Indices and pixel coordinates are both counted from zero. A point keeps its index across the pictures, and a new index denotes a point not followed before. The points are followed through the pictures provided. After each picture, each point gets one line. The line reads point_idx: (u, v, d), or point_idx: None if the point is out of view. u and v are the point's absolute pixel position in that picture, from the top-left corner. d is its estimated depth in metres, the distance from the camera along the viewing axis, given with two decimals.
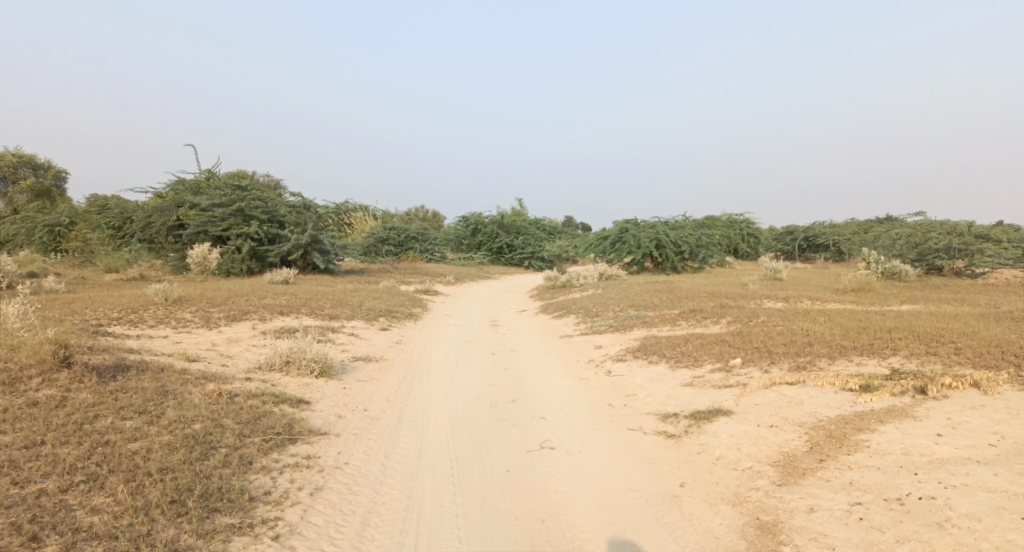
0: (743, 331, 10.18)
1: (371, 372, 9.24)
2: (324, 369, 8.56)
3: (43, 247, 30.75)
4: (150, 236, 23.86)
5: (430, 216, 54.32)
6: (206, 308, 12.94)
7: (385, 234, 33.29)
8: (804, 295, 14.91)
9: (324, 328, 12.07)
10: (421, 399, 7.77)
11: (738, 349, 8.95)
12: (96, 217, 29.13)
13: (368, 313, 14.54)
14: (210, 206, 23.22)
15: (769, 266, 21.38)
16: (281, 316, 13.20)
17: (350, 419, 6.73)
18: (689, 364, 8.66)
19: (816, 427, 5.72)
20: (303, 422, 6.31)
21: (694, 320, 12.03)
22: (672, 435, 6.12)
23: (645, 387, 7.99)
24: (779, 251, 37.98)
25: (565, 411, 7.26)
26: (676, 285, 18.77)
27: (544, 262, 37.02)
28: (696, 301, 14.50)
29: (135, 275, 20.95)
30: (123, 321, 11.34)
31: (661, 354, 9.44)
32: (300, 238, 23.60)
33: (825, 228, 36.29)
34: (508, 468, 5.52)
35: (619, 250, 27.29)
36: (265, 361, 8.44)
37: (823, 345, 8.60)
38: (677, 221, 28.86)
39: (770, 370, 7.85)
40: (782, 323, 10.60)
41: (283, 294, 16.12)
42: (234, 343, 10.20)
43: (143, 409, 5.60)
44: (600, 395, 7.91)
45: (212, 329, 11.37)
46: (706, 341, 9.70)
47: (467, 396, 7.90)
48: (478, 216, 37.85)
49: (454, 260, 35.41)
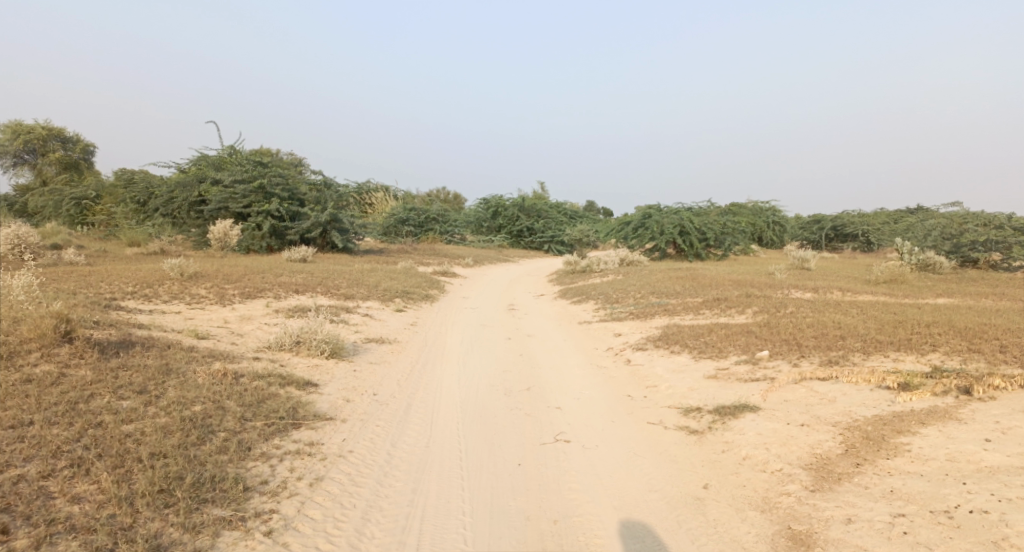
0: (770, 322, 9.74)
1: (383, 355, 9.01)
2: (335, 350, 8.33)
3: (70, 219, 31.11)
4: (172, 210, 23.86)
5: (451, 197, 54.12)
6: (221, 284, 12.82)
7: (405, 215, 33.13)
8: (834, 286, 14.36)
9: (339, 308, 11.87)
10: (434, 385, 7.51)
11: (765, 341, 8.54)
12: (120, 192, 29.33)
13: (384, 294, 14.32)
14: (232, 182, 23.15)
15: (796, 255, 20.76)
16: (297, 294, 13.04)
17: (358, 404, 6.49)
18: (713, 355, 8.28)
19: (851, 428, 5.33)
20: (308, 405, 6.07)
21: (718, 309, 11.61)
22: (694, 431, 5.77)
23: (666, 378, 7.64)
24: (806, 240, 37.10)
25: (582, 401, 6.95)
26: (700, 273, 18.30)
27: (565, 246, 36.64)
28: (720, 290, 14.05)
29: (156, 250, 21.01)
30: (137, 296, 11.24)
31: (683, 344, 9.06)
32: (320, 216, 23.48)
33: (854, 218, 35.32)
34: (520, 463, 5.24)
35: (641, 236, 26.82)
36: (274, 341, 8.24)
37: (857, 339, 8.15)
38: (702, 207, 28.22)
39: (799, 364, 7.45)
40: (812, 314, 10.14)
41: (300, 272, 15.98)
42: (246, 321, 10.03)
43: (142, 388, 5.41)
44: (619, 386, 7.58)
45: (225, 306, 11.23)
46: (732, 332, 9.29)
47: (481, 383, 7.63)
48: (499, 198, 37.44)
49: (474, 242, 35.16)
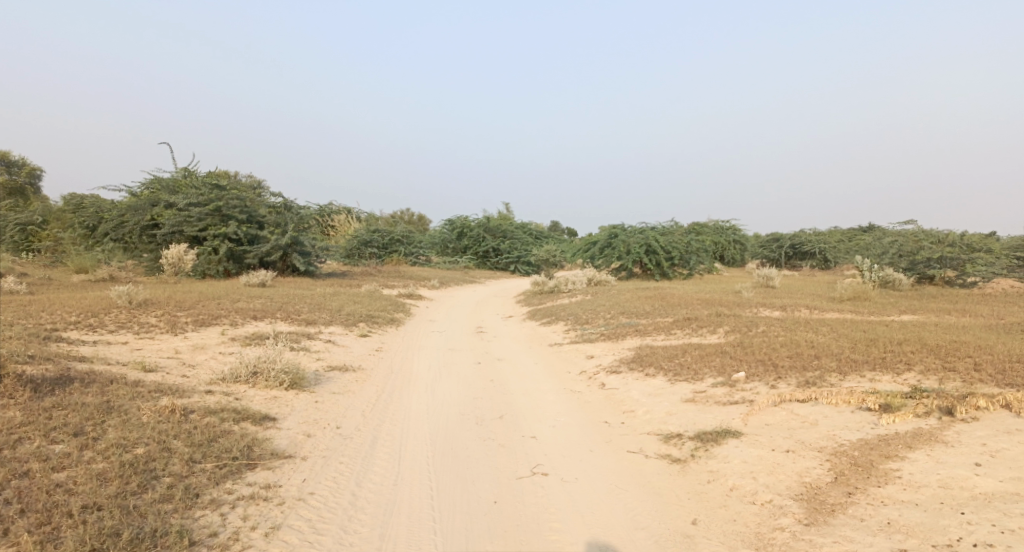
0: (743, 341, 9.63)
1: (347, 384, 8.56)
2: (295, 381, 7.87)
3: (15, 246, 29.70)
4: (123, 235, 22.88)
5: (416, 219, 53.70)
6: (174, 312, 12.18)
7: (369, 236, 32.57)
8: (800, 304, 14.43)
9: (299, 335, 11.36)
10: (401, 415, 7.12)
11: (740, 361, 8.39)
12: (68, 216, 28.13)
13: (347, 318, 13.83)
14: (187, 205, 22.39)
15: (761, 273, 20.95)
16: (255, 321, 12.48)
17: (319, 439, 6.06)
18: (689, 378, 8.09)
19: (838, 453, 5.14)
20: (265, 443, 5.63)
21: (689, 329, 11.48)
22: (677, 460, 5.52)
23: (643, 402, 7.41)
24: (766, 258, 37.72)
25: (557, 429, 6.66)
26: (668, 292, 18.26)
27: (531, 266, 36.54)
28: (689, 309, 13.98)
29: (105, 277, 20.06)
30: (81, 326, 10.56)
31: (658, 366, 8.86)
32: (280, 239, 22.82)
33: (812, 236, 36.09)
34: (496, 500, 4.90)
35: (607, 255, 26.89)
36: (230, 373, 7.74)
37: (831, 358, 8.05)
38: (667, 227, 28.42)
39: (777, 386, 7.30)
40: (783, 333, 10.07)
41: (258, 297, 15.37)
42: (199, 351, 9.48)
43: (78, 430, 4.92)
44: (595, 412, 7.30)
45: (177, 335, 10.62)
46: (706, 353, 9.13)
47: (451, 412, 7.26)
48: (464, 219, 37.19)
49: (439, 263, 34.78)
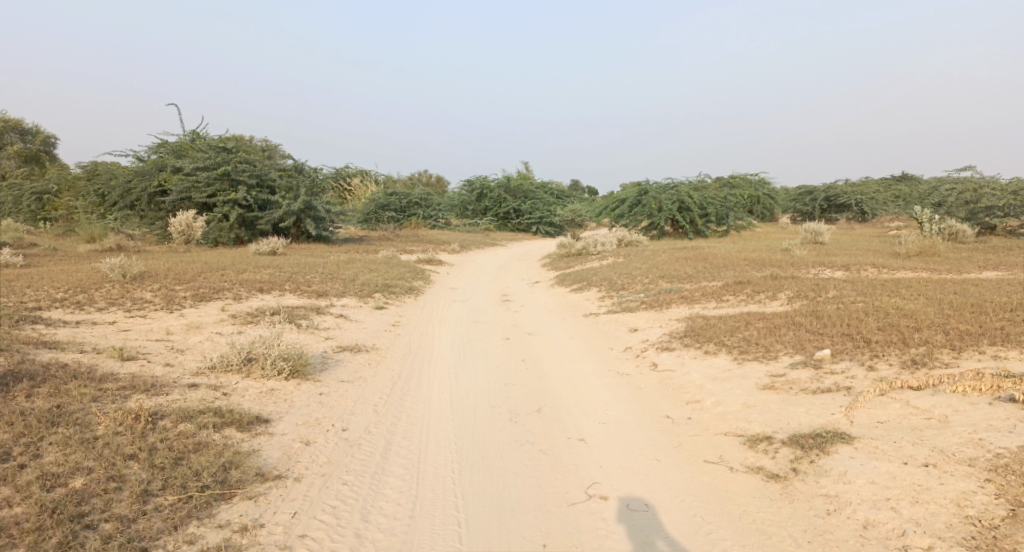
0: (815, 309, 8.30)
1: (358, 368, 7.42)
2: (296, 369, 6.72)
3: (31, 216, 29.02)
4: (130, 202, 21.80)
5: (434, 180, 52.17)
6: (172, 286, 11.10)
7: (386, 200, 31.26)
8: (862, 262, 12.94)
9: (307, 309, 10.23)
10: (421, 410, 5.99)
11: (819, 336, 7.09)
12: (80, 185, 27.26)
13: (362, 288, 12.69)
14: (194, 170, 21.22)
15: (807, 227, 19.32)
16: (261, 294, 11.39)
17: (319, 449, 4.91)
18: (761, 358, 6.80)
19: (1000, 469, 3.85)
20: (251, 457, 4.48)
21: (744, 294, 10.16)
22: (775, 478, 4.26)
23: (710, 390, 6.15)
24: (799, 211, 35.81)
25: (609, 428, 5.45)
26: (708, 251, 16.82)
27: (554, 227, 35.17)
28: (739, 271, 12.56)
29: (112, 247, 19.10)
30: (67, 304, 9.53)
31: (719, 341, 7.59)
32: (292, 205, 21.67)
33: (849, 188, 33.97)
34: (544, 542, 3.70)
35: (636, 214, 25.44)
36: (220, 361, 6.60)
37: (935, 331, 6.69)
38: (700, 181, 26.70)
39: (876, 369, 5.99)
40: (860, 298, 8.70)
41: (266, 266, 14.28)
42: (193, 331, 8.40)
43: (1, 454, 3.80)
44: (650, 403, 6.07)
45: (173, 312, 9.55)
46: (774, 323, 7.83)
47: (480, 405, 6.10)
48: (483, 180, 35.70)
49: (459, 226, 33.65)
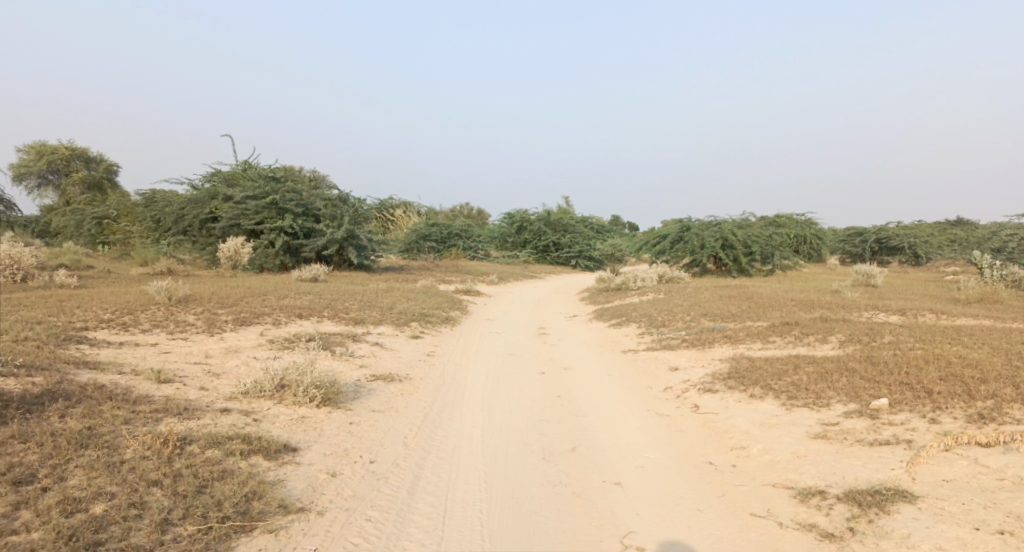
0: (869, 355, 7.87)
1: (390, 398, 7.30)
2: (328, 397, 6.65)
3: (91, 239, 30.25)
4: (183, 228, 22.51)
5: (475, 213, 52.65)
6: (214, 309, 11.26)
7: (427, 230, 31.59)
8: (917, 306, 12.35)
9: (344, 337, 10.23)
10: (452, 445, 5.80)
11: (875, 384, 6.68)
12: (137, 210, 28.33)
13: (399, 317, 12.67)
14: (244, 198, 21.83)
15: (858, 268, 18.64)
16: (299, 320, 11.47)
17: (346, 481, 4.77)
18: (811, 405, 6.43)
19: None
20: (275, 488, 4.36)
21: (792, 336, 9.74)
22: (829, 537, 3.92)
23: (756, 436, 5.81)
24: (848, 253, 34.78)
25: (648, 473, 5.16)
26: (753, 290, 16.35)
27: (594, 262, 34.93)
28: (786, 312, 12.11)
29: (162, 270, 19.66)
30: (113, 325, 9.73)
31: (765, 384, 7.23)
32: (335, 233, 22.04)
33: (902, 229, 32.87)
34: None
35: (678, 251, 25.05)
36: (253, 386, 6.57)
37: (1003, 383, 6.22)
38: (744, 218, 26.20)
39: (939, 422, 5.58)
40: (918, 345, 8.23)
41: (307, 293, 14.43)
42: (231, 355, 8.44)
43: (27, 476, 3.78)
44: (691, 447, 5.76)
45: (213, 336, 9.66)
46: (825, 368, 7.43)
47: (513, 442, 5.88)
48: (524, 213, 35.83)
49: (499, 258, 33.72)
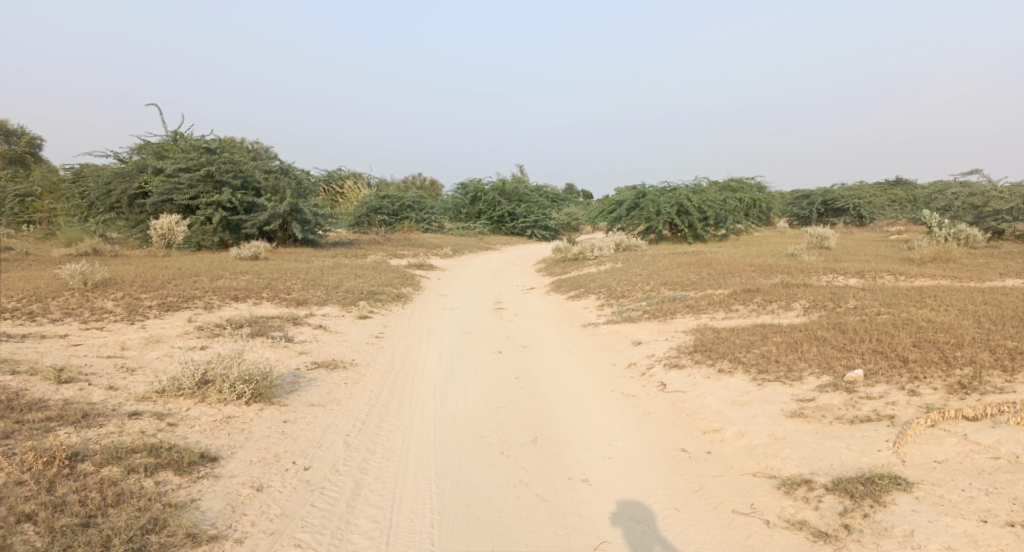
0: (838, 321, 7.57)
1: (331, 389, 6.62)
2: (259, 393, 5.93)
3: (13, 218, 28.05)
4: (110, 204, 20.85)
5: (427, 184, 51.32)
6: (137, 294, 10.25)
7: (378, 203, 30.45)
8: (874, 268, 12.24)
9: (283, 320, 9.43)
10: (400, 441, 5.20)
11: (848, 354, 6.35)
12: (61, 188, 26.22)
13: (346, 296, 11.89)
14: (176, 171, 20.34)
15: (813, 231, 18.58)
16: (235, 303, 10.57)
17: (272, 497, 4.11)
18: (783, 378, 6.06)
19: None
20: (185, 511, 3.69)
21: (755, 303, 9.42)
22: (822, 536, 3.50)
23: (730, 417, 5.39)
24: (796, 215, 35.20)
25: (616, 465, 4.69)
26: (710, 256, 16.09)
27: (549, 231, 34.40)
28: (746, 278, 11.82)
29: (88, 251, 18.16)
30: (17, 315, 8.68)
31: (734, 357, 6.84)
32: (277, 207, 20.83)
33: (847, 191, 33.35)
34: None
35: (634, 218, 24.73)
36: (171, 383, 5.80)
37: (980, 349, 5.95)
38: (698, 183, 25.99)
39: (920, 394, 5.25)
40: (885, 309, 7.98)
41: (245, 272, 13.45)
42: (152, 345, 7.59)
43: None
44: (662, 432, 5.32)
45: (134, 324, 8.73)
46: (795, 337, 7.08)
47: (467, 434, 5.33)
48: (477, 183, 34.98)
49: (453, 229, 32.86)
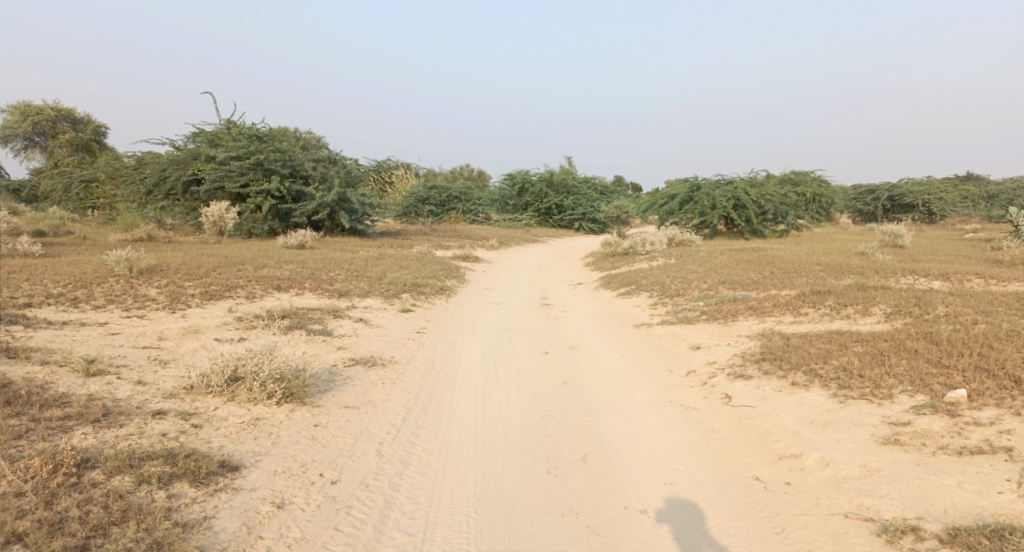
0: (928, 330, 6.74)
1: (367, 389, 6.22)
2: (291, 393, 5.56)
3: (78, 204, 28.95)
4: (165, 191, 21.13)
5: (475, 175, 51.06)
6: (181, 282, 10.12)
7: (425, 193, 30.26)
8: (959, 270, 11.15)
9: (323, 312, 9.12)
10: (436, 455, 4.73)
11: (947, 371, 5.56)
12: (121, 175, 26.86)
13: (389, 288, 11.54)
14: (227, 159, 20.45)
15: (884, 228, 17.34)
16: (277, 293, 10.34)
17: (294, 517, 3.70)
18: (870, 396, 5.34)
19: None
20: (195, 534, 3.30)
21: (828, 307, 8.61)
22: None
23: (811, 441, 4.72)
24: (859, 211, 33.39)
25: (680, 494, 4.10)
26: (772, 254, 15.14)
27: (598, 224, 33.61)
28: (814, 278, 10.94)
29: (142, 237, 18.43)
30: (62, 301, 8.61)
31: (810, 368, 6.12)
32: (325, 196, 20.73)
33: (916, 186, 31.37)
34: None
35: (688, 212, 23.76)
36: (199, 380, 5.48)
37: None
38: (756, 176, 24.79)
39: None
40: (982, 318, 7.09)
41: (290, 262, 13.25)
42: (188, 336, 7.35)
43: None
44: (730, 455, 4.70)
45: (174, 313, 8.55)
46: (880, 348, 6.30)
47: (511, 449, 4.82)
48: (525, 174, 34.41)
49: (500, 221, 32.44)
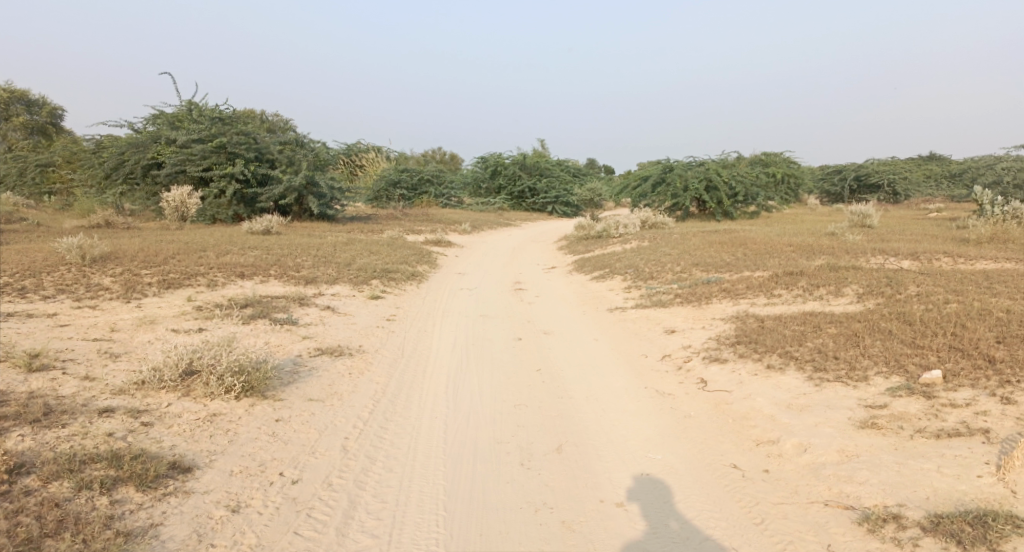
0: (900, 310, 6.71)
1: (333, 381, 5.97)
2: (251, 386, 5.29)
3: (34, 189, 27.80)
4: (124, 175, 20.33)
5: (447, 159, 50.49)
6: (137, 270, 9.67)
7: (396, 177, 29.74)
8: (927, 249, 11.23)
9: (289, 300, 8.79)
10: (405, 449, 4.52)
11: (921, 351, 5.51)
12: (78, 159, 25.81)
13: (357, 274, 11.23)
14: (189, 142, 19.74)
15: (853, 208, 17.47)
16: (240, 280, 9.96)
17: (249, 521, 3.47)
18: (846, 379, 5.27)
19: None
20: (138, 544, 3.06)
21: (801, 288, 8.56)
22: None
23: (789, 426, 4.62)
24: (827, 192, 33.78)
25: (657, 485, 3.96)
26: (743, 235, 15.14)
27: (571, 207, 33.45)
28: (786, 259, 10.92)
29: (99, 223, 17.71)
30: (7, 292, 8.14)
31: (785, 351, 6.04)
32: (292, 179, 20.15)
33: (883, 166, 31.79)
34: None
35: (660, 194, 23.73)
36: (151, 375, 5.16)
37: None
38: (728, 157, 24.83)
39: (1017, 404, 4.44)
40: (954, 297, 7.09)
41: (255, 248, 12.82)
42: (143, 327, 6.99)
43: None
44: (708, 442, 4.58)
45: (130, 303, 8.15)
46: (854, 329, 6.24)
47: (482, 441, 4.64)
48: (498, 157, 34.04)
49: (472, 204, 32.09)
